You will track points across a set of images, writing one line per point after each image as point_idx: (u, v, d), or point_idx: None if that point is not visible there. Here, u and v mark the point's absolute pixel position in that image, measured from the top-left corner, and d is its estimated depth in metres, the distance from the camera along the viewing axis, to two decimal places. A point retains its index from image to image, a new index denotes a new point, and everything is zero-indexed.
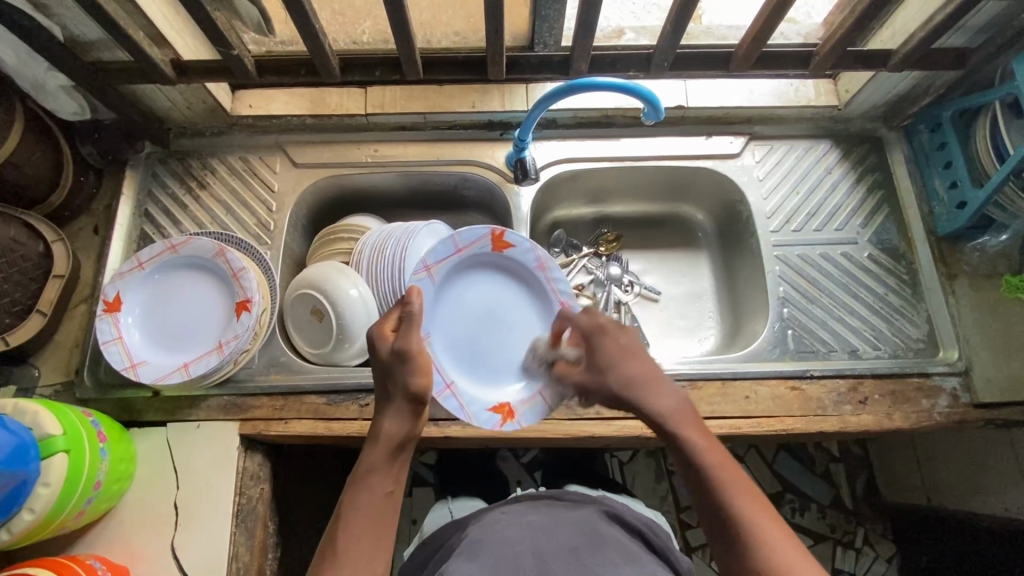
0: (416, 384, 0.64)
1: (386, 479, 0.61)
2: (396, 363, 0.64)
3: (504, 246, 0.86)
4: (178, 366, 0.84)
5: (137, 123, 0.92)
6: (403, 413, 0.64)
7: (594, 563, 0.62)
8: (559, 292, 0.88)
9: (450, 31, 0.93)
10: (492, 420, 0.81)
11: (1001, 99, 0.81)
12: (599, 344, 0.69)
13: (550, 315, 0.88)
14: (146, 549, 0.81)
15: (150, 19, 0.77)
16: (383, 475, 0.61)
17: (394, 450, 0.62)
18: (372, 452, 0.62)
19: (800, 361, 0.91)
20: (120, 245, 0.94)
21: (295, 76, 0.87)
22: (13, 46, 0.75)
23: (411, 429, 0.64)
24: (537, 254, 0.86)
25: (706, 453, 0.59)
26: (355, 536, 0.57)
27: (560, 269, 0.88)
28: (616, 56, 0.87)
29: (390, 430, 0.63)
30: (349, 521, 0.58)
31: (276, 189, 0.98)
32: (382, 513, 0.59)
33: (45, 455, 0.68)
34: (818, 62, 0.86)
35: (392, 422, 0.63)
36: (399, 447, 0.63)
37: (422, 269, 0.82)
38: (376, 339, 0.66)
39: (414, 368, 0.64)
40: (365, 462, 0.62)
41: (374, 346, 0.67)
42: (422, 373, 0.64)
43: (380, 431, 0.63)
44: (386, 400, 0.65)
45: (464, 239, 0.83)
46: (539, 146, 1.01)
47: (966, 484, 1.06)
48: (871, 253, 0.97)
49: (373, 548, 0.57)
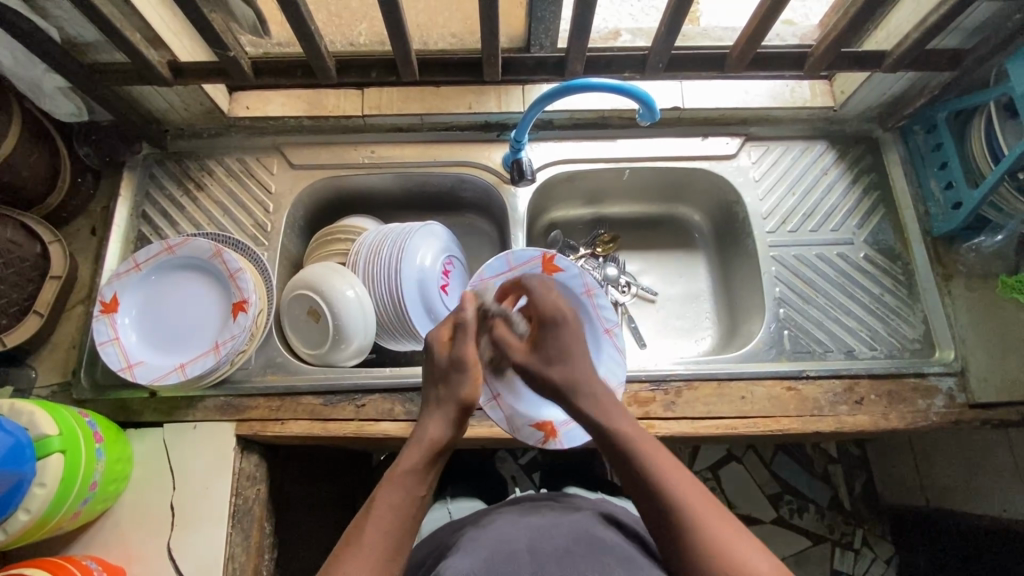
0: (467, 394, 0.65)
1: (420, 478, 0.60)
2: (454, 369, 0.66)
3: (554, 270, 0.87)
4: (175, 366, 0.84)
5: (135, 124, 0.92)
6: (447, 420, 0.64)
7: (589, 563, 0.62)
8: (604, 318, 0.87)
9: (447, 33, 0.93)
10: (535, 435, 0.83)
11: (996, 99, 0.81)
12: (554, 334, 0.70)
13: (595, 342, 0.86)
14: (142, 550, 0.81)
15: (147, 21, 0.77)
16: (419, 476, 0.60)
17: (435, 456, 0.62)
18: (412, 451, 0.62)
19: (796, 361, 0.91)
20: (117, 246, 0.94)
21: (291, 77, 0.88)
22: (10, 47, 0.75)
23: (452, 438, 0.64)
24: (586, 280, 0.86)
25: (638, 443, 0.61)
26: (383, 531, 0.56)
27: (607, 297, 0.88)
28: (611, 57, 0.87)
29: (436, 435, 0.63)
30: (378, 513, 0.57)
31: (273, 190, 0.98)
32: (410, 513, 0.58)
33: (41, 455, 0.68)
34: (813, 63, 0.86)
35: (438, 427, 0.64)
36: (439, 452, 0.63)
37: (477, 281, 0.86)
38: (435, 346, 0.68)
39: (469, 378, 0.66)
40: (405, 460, 0.61)
41: (432, 352, 0.69)
42: (474, 384, 0.66)
43: (423, 434, 0.63)
44: (432, 405, 0.66)
45: (516, 259, 0.86)
46: (535, 146, 1.01)
47: (965, 485, 1.05)
48: (867, 253, 0.97)
49: (396, 545, 0.56)
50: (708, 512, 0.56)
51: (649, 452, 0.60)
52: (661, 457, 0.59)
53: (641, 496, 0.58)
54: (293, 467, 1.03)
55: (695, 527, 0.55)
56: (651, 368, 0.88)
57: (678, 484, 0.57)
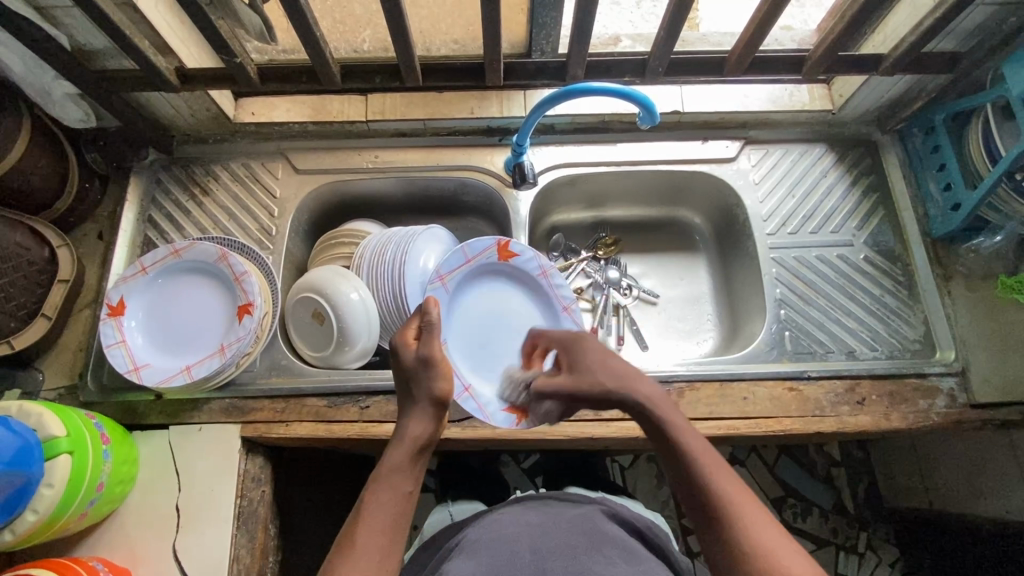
0: (439, 388, 0.65)
1: (405, 478, 0.60)
2: (422, 367, 0.65)
3: (510, 255, 0.90)
4: (181, 369, 0.85)
5: (142, 130, 0.94)
6: (425, 415, 0.64)
7: (590, 561, 0.62)
8: (561, 296, 0.92)
9: (449, 39, 0.95)
10: (508, 419, 0.82)
11: (993, 102, 0.82)
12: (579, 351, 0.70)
13: (551, 315, 0.92)
14: (147, 551, 0.82)
15: (155, 29, 0.79)
16: (404, 474, 0.60)
17: (417, 451, 0.62)
18: (393, 452, 0.61)
19: (797, 362, 0.91)
20: (124, 250, 0.95)
21: (296, 83, 0.89)
22: (21, 54, 0.77)
23: (433, 432, 0.64)
24: (540, 262, 0.91)
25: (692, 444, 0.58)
26: (374, 533, 0.56)
27: (561, 275, 0.92)
28: (611, 62, 0.88)
29: (414, 432, 0.63)
30: (367, 517, 0.57)
31: (278, 195, 0.99)
32: (401, 513, 0.58)
33: (50, 455, 0.68)
34: (812, 66, 0.87)
35: (414, 424, 0.64)
36: (421, 449, 0.62)
37: (436, 279, 0.85)
38: (399, 346, 0.68)
39: (439, 374, 0.65)
40: (388, 461, 0.61)
41: (397, 353, 0.68)
42: (445, 378, 0.65)
43: (404, 432, 0.63)
44: (409, 404, 0.66)
45: (473, 249, 0.87)
46: (537, 151, 1.02)
47: (968, 486, 1.05)
48: (867, 255, 0.98)
49: (390, 544, 0.56)
50: (759, 520, 0.53)
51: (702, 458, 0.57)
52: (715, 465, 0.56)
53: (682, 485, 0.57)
54: (296, 470, 1.04)
55: (753, 539, 0.52)
56: (653, 369, 0.89)
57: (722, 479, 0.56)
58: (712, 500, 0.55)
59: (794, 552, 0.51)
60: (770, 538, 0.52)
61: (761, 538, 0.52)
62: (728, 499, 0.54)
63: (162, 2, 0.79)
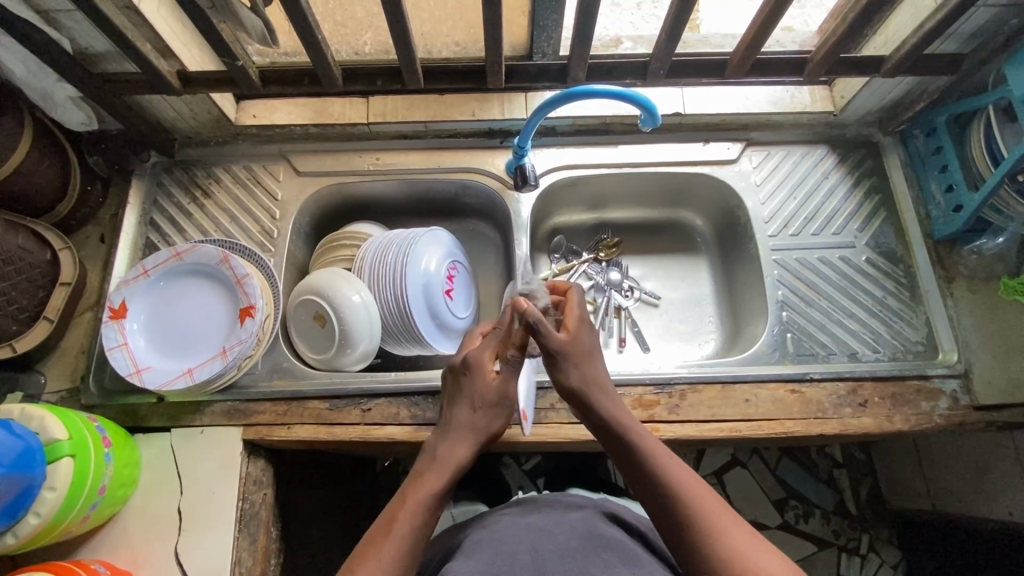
0: (495, 427, 0.69)
1: (439, 501, 0.62)
2: (490, 400, 0.69)
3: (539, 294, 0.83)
4: (183, 371, 0.85)
5: (144, 132, 0.94)
6: (471, 444, 0.67)
7: (590, 564, 0.62)
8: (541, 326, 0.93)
9: (451, 41, 0.95)
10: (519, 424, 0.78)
11: (995, 103, 0.82)
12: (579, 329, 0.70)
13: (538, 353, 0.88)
14: (150, 555, 0.82)
15: (157, 32, 0.79)
16: (441, 494, 0.62)
17: (455, 478, 0.64)
18: (433, 473, 0.63)
19: (799, 363, 0.91)
20: (126, 253, 0.95)
21: (298, 85, 0.90)
22: (24, 58, 0.77)
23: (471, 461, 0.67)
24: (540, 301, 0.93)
25: (655, 452, 0.63)
26: (404, 544, 0.57)
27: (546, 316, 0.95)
28: (612, 65, 0.88)
29: (456, 455, 0.66)
30: (399, 530, 0.58)
31: (279, 197, 0.99)
32: (428, 531, 0.60)
33: (51, 459, 0.69)
34: (813, 69, 0.87)
35: (459, 447, 0.66)
36: (457, 474, 0.65)
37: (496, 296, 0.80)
38: (479, 372, 0.69)
39: (499, 414, 0.70)
40: (432, 477, 0.63)
41: (472, 372, 0.69)
42: (502, 418, 0.70)
43: (449, 453, 0.66)
44: (455, 423, 0.68)
45: None
46: (538, 153, 1.02)
47: (971, 489, 1.05)
48: (869, 256, 0.98)
49: (411, 562, 0.57)
50: (727, 523, 0.57)
51: (668, 465, 0.61)
52: (680, 471, 0.61)
53: (651, 495, 0.60)
54: (297, 473, 1.04)
55: (723, 541, 0.55)
56: (655, 371, 0.89)
57: (691, 486, 0.59)
58: (683, 508, 0.58)
59: (761, 549, 0.55)
60: (739, 541, 0.55)
61: (732, 541, 0.55)
62: (698, 505, 0.58)
63: (164, 5, 0.79)
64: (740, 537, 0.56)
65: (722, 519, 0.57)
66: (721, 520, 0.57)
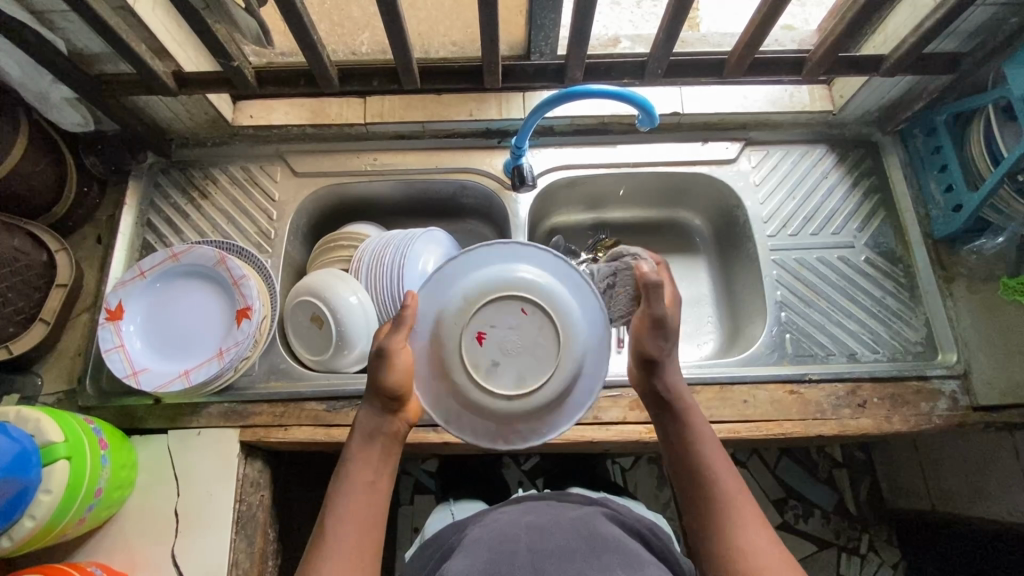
0: (387, 379, 0.64)
1: (369, 468, 0.64)
2: (375, 359, 0.64)
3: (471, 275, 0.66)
4: (179, 373, 0.85)
5: (141, 133, 0.93)
6: (377, 407, 0.66)
7: (589, 564, 0.61)
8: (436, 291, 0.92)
9: (447, 41, 0.95)
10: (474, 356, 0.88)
11: (994, 103, 0.81)
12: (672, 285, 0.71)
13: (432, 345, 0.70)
14: (147, 556, 0.82)
15: (152, 32, 0.78)
16: (362, 462, 0.64)
17: (368, 440, 0.65)
18: (354, 445, 0.65)
19: (798, 364, 0.91)
20: (123, 254, 0.95)
21: (295, 86, 0.89)
22: (19, 59, 0.77)
23: (384, 418, 0.66)
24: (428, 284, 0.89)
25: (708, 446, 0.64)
26: (338, 519, 0.60)
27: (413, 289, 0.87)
28: (610, 64, 0.88)
29: (365, 423, 0.66)
30: (329, 508, 0.61)
31: (276, 198, 0.99)
32: (366, 497, 0.62)
33: (47, 462, 0.68)
34: (812, 68, 0.86)
35: (366, 415, 0.66)
36: (374, 438, 0.65)
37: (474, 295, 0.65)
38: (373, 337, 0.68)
39: (387, 365, 0.64)
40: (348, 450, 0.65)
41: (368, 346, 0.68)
42: (394, 369, 0.64)
43: (359, 423, 0.67)
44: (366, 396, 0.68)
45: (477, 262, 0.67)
46: (536, 153, 1.02)
47: (971, 489, 1.05)
48: (868, 257, 0.98)
49: (352, 529, 0.59)
50: (752, 526, 0.59)
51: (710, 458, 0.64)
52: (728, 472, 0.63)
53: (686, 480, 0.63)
54: (296, 473, 1.04)
55: (744, 541, 0.58)
56: None
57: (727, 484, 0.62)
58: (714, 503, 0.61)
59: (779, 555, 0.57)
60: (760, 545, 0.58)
61: (754, 545, 0.58)
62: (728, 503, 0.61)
63: (158, 5, 0.79)
64: (767, 543, 0.58)
65: (753, 524, 0.59)
66: (746, 525, 0.59)
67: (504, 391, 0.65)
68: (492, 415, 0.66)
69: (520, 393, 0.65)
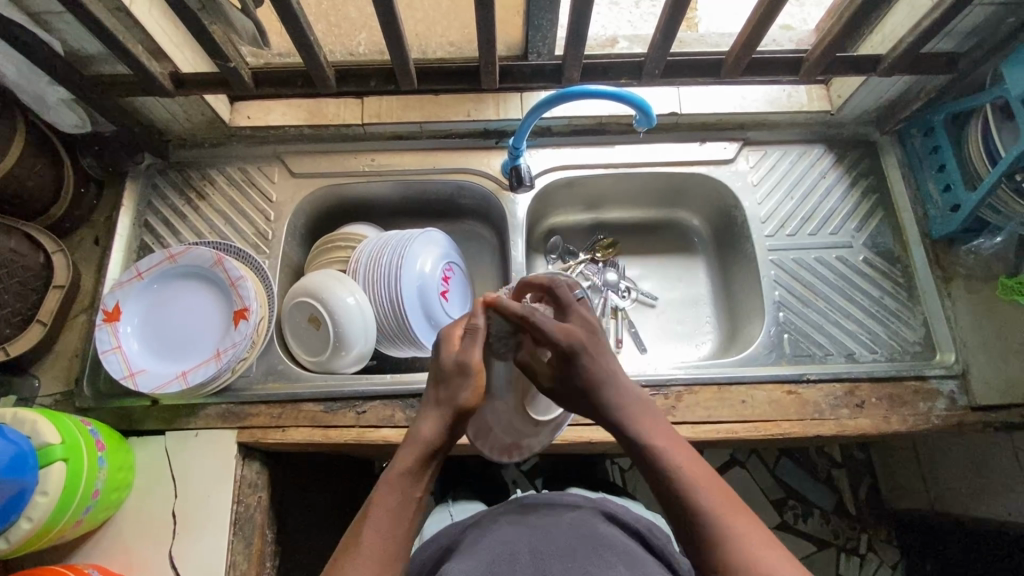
0: (466, 399, 0.62)
1: (417, 484, 0.59)
2: (457, 374, 0.63)
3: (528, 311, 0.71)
4: (177, 374, 0.85)
5: (138, 134, 0.93)
6: (442, 421, 0.62)
7: (591, 561, 0.62)
8: (429, 287, 0.92)
9: (445, 41, 0.95)
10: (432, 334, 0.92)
11: (991, 102, 0.81)
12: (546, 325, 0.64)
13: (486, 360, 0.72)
14: (145, 558, 0.82)
15: (149, 33, 0.78)
16: (415, 477, 0.59)
17: (429, 455, 0.60)
18: (405, 453, 0.61)
19: (797, 365, 0.91)
20: (121, 255, 0.95)
21: (292, 87, 0.89)
22: (15, 60, 0.77)
23: (447, 439, 0.62)
24: (418, 279, 0.91)
25: (685, 470, 0.57)
26: (379, 537, 0.56)
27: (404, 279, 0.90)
28: (607, 64, 0.88)
29: (427, 434, 0.61)
30: (373, 520, 0.56)
31: (274, 199, 0.99)
32: (406, 518, 0.58)
33: (44, 463, 0.68)
34: (809, 68, 0.86)
35: (428, 425, 0.62)
36: (433, 453, 0.61)
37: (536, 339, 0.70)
38: (442, 343, 0.65)
39: (470, 384, 0.62)
40: (401, 460, 0.60)
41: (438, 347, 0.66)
42: (475, 389, 0.62)
43: (418, 432, 0.62)
44: (429, 401, 0.64)
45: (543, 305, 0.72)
46: (533, 153, 1.02)
47: (970, 489, 1.05)
48: (866, 257, 0.97)
49: (393, 551, 0.56)
50: (739, 521, 0.55)
51: (676, 456, 0.59)
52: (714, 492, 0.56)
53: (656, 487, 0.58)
54: (294, 474, 1.03)
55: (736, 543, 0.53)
56: (652, 373, 0.88)
57: (699, 479, 0.57)
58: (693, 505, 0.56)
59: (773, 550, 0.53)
60: (753, 542, 0.53)
61: (749, 543, 0.53)
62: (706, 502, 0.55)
63: (155, 6, 0.79)
64: (757, 538, 0.53)
65: (739, 519, 0.55)
66: (736, 522, 0.54)
67: (536, 419, 0.73)
68: (517, 433, 0.73)
69: (548, 419, 0.74)
